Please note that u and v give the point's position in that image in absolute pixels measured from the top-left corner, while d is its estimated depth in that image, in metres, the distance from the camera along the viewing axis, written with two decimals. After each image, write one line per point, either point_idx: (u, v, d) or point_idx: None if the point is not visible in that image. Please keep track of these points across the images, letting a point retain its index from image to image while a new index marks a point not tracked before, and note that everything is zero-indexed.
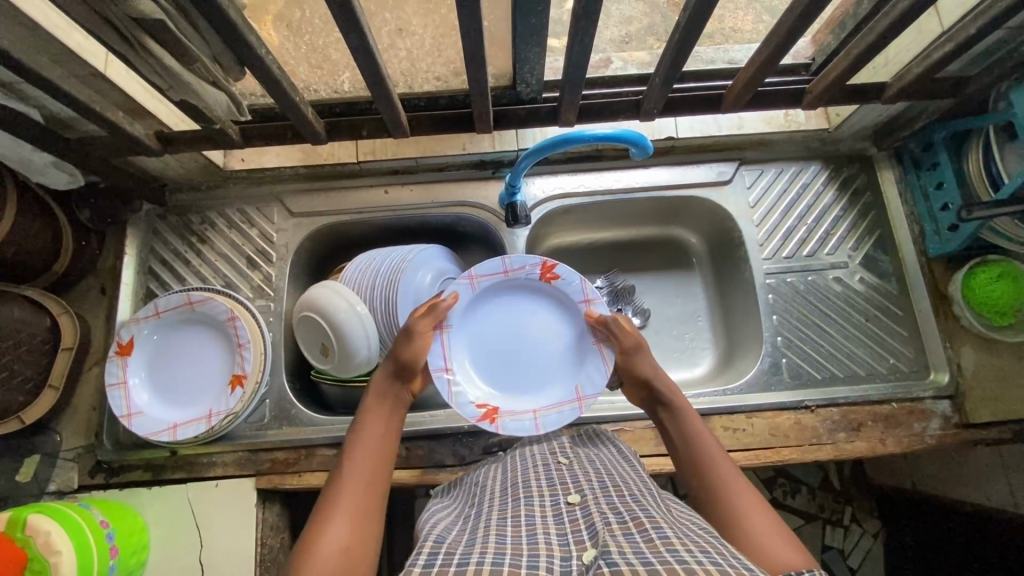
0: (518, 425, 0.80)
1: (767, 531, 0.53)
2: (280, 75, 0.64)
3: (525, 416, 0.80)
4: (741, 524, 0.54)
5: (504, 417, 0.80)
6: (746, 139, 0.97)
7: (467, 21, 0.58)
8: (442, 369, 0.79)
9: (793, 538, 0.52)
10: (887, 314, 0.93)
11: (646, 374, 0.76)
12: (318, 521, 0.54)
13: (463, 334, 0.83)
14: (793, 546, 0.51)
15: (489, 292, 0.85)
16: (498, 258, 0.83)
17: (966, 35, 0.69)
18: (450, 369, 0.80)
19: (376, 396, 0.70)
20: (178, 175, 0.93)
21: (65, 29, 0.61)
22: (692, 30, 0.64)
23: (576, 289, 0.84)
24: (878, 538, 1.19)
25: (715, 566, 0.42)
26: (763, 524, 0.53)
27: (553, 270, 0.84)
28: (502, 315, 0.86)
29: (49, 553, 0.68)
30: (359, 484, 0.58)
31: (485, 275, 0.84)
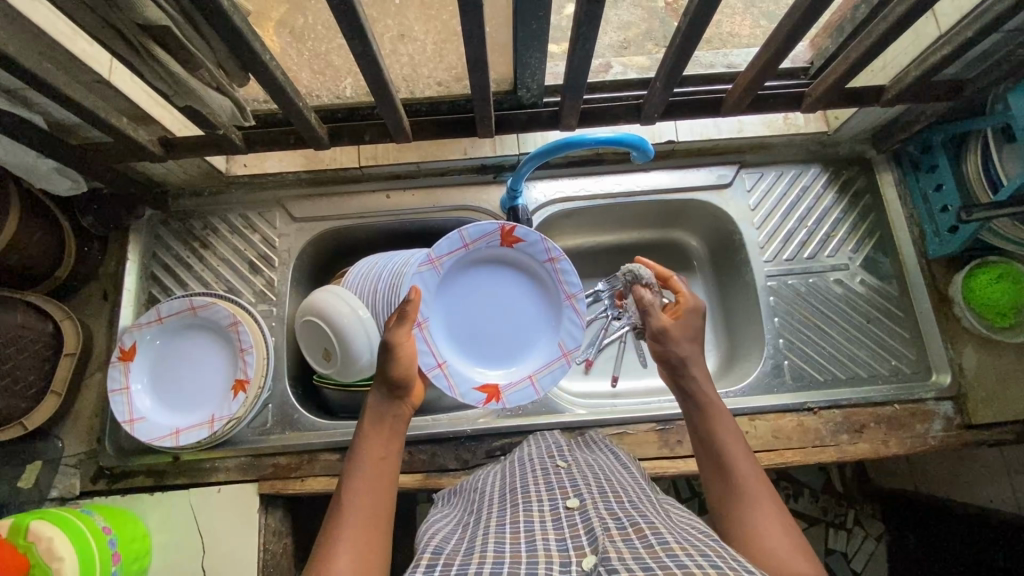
0: (521, 394, 0.88)
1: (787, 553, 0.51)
2: (284, 81, 0.64)
3: (523, 384, 0.89)
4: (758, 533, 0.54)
5: (506, 391, 0.88)
6: (746, 142, 0.97)
7: (469, 26, 0.59)
8: (437, 367, 0.85)
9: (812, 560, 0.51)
10: (887, 316, 0.93)
11: (678, 355, 0.69)
12: (319, 564, 0.51)
13: (443, 325, 0.88)
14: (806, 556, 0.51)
15: (454, 272, 0.89)
16: (456, 233, 0.85)
17: (963, 39, 0.69)
18: (443, 364, 0.86)
19: (372, 417, 0.64)
20: (180, 181, 0.93)
21: (70, 36, 0.62)
22: (692, 34, 0.64)
23: (538, 247, 0.88)
24: (881, 540, 1.17)
25: (716, 570, 0.42)
26: (782, 545, 0.52)
27: (513, 234, 0.87)
28: (470, 292, 0.90)
29: (51, 560, 0.67)
30: (361, 520, 0.55)
31: (447, 254, 0.86)
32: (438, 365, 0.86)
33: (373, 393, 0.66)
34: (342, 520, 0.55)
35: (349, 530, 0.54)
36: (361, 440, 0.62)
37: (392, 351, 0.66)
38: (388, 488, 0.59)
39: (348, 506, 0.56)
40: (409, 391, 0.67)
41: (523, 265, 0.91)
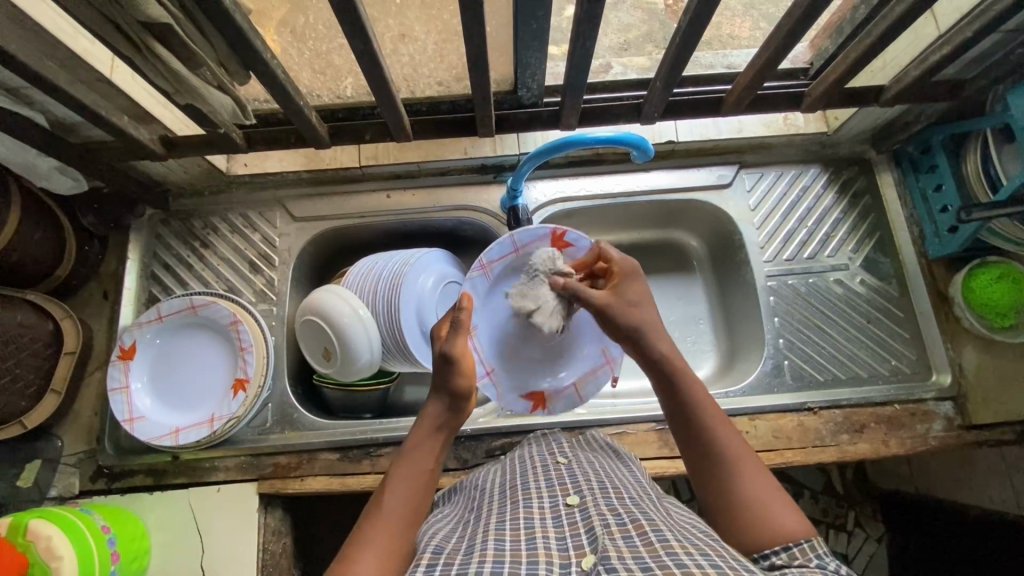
0: (565, 403, 0.88)
1: (765, 495, 0.54)
2: (285, 79, 0.64)
3: (569, 393, 0.88)
4: (743, 496, 0.54)
5: (552, 399, 0.87)
6: (745, 143, 0.97)
7: (469, 25, 0.59)
8: (486, 375, 0.84)
9: (786, 498, 0.54)
10: (888, 316, 0.93)
11: (627, 324, 0.69)
12: (347, 555, 0.51)
13: (489, 332, 0.85)
14: (794, 513, 0.52)
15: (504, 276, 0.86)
16: (507, 238, 0.83)
17: (962, 38, 0.69)
18: (492, 373, 0.85)
19: (427, 423, 0.65)
20: (180, 181, 0.94)
21: (71, 33, 0.62)
22: (692, 34, 0.64)
23: (587, 253, 0.85)
24: (882, 542, 1.18)
25: (715, 569, 0.41)
26: (761, 488, 0.54)
27: (564, 238, 0.84)
28: (519, 296, 0.87)
29: (50, 558, 0.67)
30: (396, 518, 0.55)
31: (497, 258, 0.84)
32: (487, 373, 0.84)
33: (432, 399, 0.66)
34: (377, 516, 0.55)
35: (381, 527, 0.54)
36: (412, 444, 0.63)
37: (453, 362, 0.67)
38: (425, 494, 0.59)
39: (387, 504, 0.56)
40: (468, 399, 0.68)
41: None
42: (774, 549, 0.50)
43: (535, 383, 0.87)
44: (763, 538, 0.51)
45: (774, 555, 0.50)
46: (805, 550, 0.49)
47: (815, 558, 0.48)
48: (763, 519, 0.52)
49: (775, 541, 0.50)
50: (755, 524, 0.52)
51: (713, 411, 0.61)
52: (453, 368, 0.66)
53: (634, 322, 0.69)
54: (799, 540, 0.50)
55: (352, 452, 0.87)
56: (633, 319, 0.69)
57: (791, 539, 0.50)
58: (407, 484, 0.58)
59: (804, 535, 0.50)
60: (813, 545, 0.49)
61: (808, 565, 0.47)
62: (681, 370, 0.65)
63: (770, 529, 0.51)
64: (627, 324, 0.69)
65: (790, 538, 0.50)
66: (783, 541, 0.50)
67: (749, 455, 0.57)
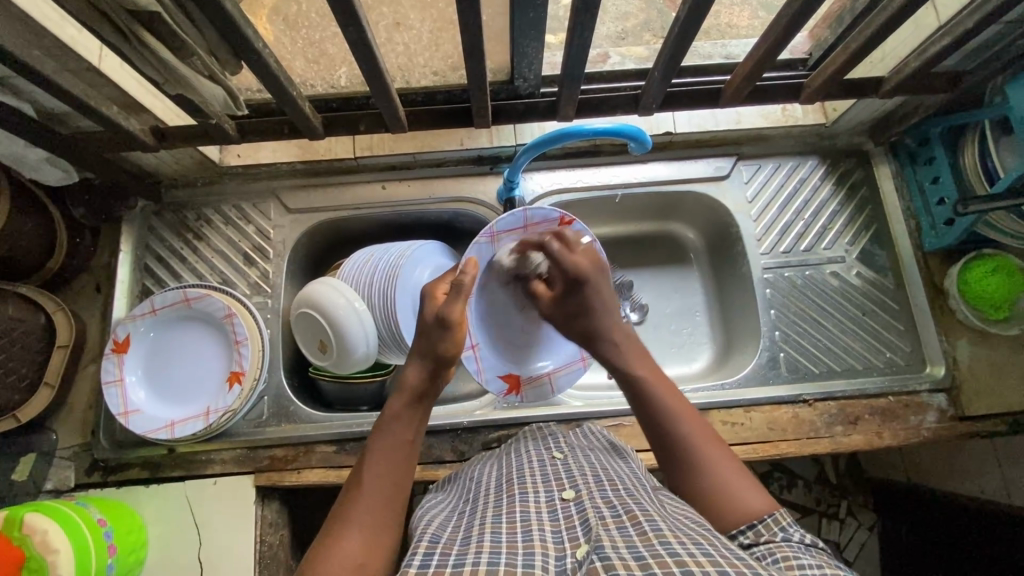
0: (538, 393, 0.90)
1: (730, 473, 0.56)
2: (277, 69, 0.63)
3: (543, 383, 0.90)
4: (712, 481, 0.56)
5: (525, 386, 0.89)
6: (744, 134, 0.96)
7: (465, 14, 0.58)
8: (470, 349, 0.84)
9: (749, 477, 0.56)
10: (883, 308, 0.94)
11: (584, 329, 0.74)
12: (330, 533, 0.51)
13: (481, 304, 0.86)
14: (759, 493, 0.54)
15: (505, 251, 0.85)
16: (519, 211, 0.82)
17: (962, 29, 0.69)
18: (476, 347, 0.85)
19: (405, 391, 0.64)
20: (172, 171, 0.92)
21: (59, 22, 0.60)
22: (691, 25, 0.64)
23: None
24: (874, 531, 1.18)
25: (709, 558, 0.42)
26: (726, 466, 0.57)
27: (570, 227, 0.84)
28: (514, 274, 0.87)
29: (46, 552, 0.67)
30: (379, 499, 0.54)
31: (505, 231, 0.83)
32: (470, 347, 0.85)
33: (411, 364, 0.66)
34: (361, 492, 0.55)
35: (367, 506, 0.53)
36: (390, 417, 0.62)
37: (449, 324, 0.67)
38: (407, 463, 0.59)
39: (368, 480, 0.56)
40: (450, 366, 0.68)
41: None
42: (740, 529, 0.52)
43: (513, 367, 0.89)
44: (728, 517, 0.53)
45: (738, 534, 0.52)
46: (769, 525, 0.50)
47: (781, 530, 0.49)
48: (726, 500, 0.54)
49: (735, 521, 0.52)
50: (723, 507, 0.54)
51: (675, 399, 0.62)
52: (445, 330, 0.67)
53: (589, 327, 0.73)
54: (761, 517, 0.52)
55: (348, 445, 0.88)
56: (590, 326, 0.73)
57: (755, 516, 0.52)
58: (389, 458, 0.58)
59: (766, 513, 0.52)
60: (778, 518, 0.51)
61: (774, 539, 0.49)
62: (639, 364, 0.68)
63: (736, 508, 0.53)
64: (582, 328, 0.74)
65: (753, 516, 0.52)
66: (746, 519, 0.52)
67: (713, 441, 0.59)
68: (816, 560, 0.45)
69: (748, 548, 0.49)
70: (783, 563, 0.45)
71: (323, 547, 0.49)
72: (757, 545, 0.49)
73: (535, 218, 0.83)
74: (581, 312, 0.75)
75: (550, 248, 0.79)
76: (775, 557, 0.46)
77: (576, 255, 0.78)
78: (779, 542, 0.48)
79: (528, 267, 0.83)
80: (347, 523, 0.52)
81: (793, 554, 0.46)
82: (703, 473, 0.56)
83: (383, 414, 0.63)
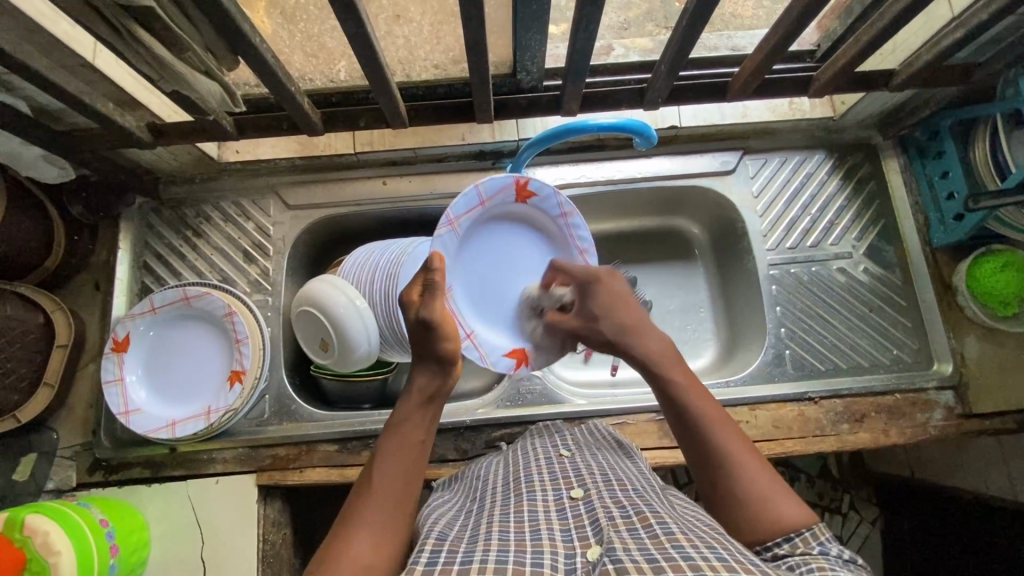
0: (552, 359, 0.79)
1: (768, 484, 0.53)
2: (275, 65, 0.62)
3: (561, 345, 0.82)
4: (749, 492, 0.53)
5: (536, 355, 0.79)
6: (750, 127, 0.95)
7: (467, 7, 0.56)
8: (466, 338, 0.74)
9: (783, 483, 0.54)
10: (890, 304, 0.93)
11: (610, 332, 0.65)
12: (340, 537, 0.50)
13: (463, 288, 0.76)
14: (795, 501, 0.52)
15: (471, 228, 0.76)
16: (472, 189, 0.73)
17: (977, 21, 0.67)
18: (472, 334, 0.75)
19: (416, 395, 0.60)
20: (170, 168, 0.91)
21: (51, 17, 0.59)
22: (698, 17, 0.62)
23: (554, 202, 0.80)
24: (876, 525, 1.18)
25: (722, 563, 0.40)
26: (763, 478, 0.53)
27: (527, 187, 0.77)
28: (489, 247, 0.78)
29: (48, 554, 0.67)
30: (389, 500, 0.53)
31: (463, 214, 0.73)
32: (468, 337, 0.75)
33: (419, 368, 0.62)
34: (369, 494, 0.53)
35: (374, 507, 0.52)
36: (401, 416, 0.59)
37: (435, 327, 0.61)
38: (417, 465, 0.57)
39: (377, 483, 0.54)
40: (456, 363, 0.62)
41: (540, 222, 0.82)
42: (776, 542, 0.50)
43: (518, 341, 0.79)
44: (764, 527, 0.51)
45: (773, 546, 0.50)
46: (806, 538, 0.49)
47: (817, 545, 0.49)
48: (762, 512, 0.52)
49: (772, 531, 0.51)
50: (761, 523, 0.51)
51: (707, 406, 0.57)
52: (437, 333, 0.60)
53: (614, 332, 0.65)
54: (800, 529, 0.50)
55: (351, 443, 0.87)
56: (612, 323, 0.65)
57: (794, 529, 0.50)
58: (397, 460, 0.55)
59: (804, 525, 0.50)
60: (817, 533, 0.50)
61: (811, 553, 0.48)
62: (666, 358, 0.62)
63: (776, 524, 0.51)
64: (609, 336, 0.65)
65: (791, 527, 0.50)
66: (785, 531, 0.50)
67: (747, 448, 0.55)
68: (852, 573, 0.45)
69: (782, 560, 0.49)
70: (817, 572, 0.44)
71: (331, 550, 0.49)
72: (791, 558, 0.48)
73: (489, 190, 0.75)
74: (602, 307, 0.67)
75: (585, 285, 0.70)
76: (811, 567, 0.45)
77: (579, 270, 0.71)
78: (816, 555, 0.47)
79: (546, 300, 0.77)
80: (353, 524, 0.51)
81: (828, 566, 0.45)
82: (736, 485, 0.53)
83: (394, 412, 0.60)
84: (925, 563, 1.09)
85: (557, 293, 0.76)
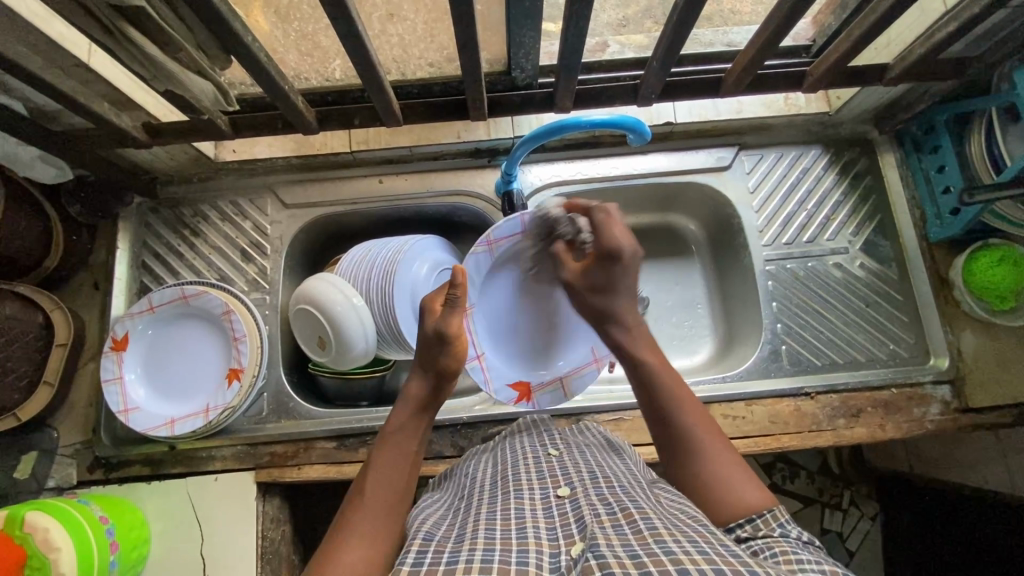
0: (550, 398, 0.87)
1: (732, 469, 0.56)
2: (268, 64, 0.62)
3: (555, 387, 0.87)
4: (714, 475, 0.56)
5: (537, 393, 0.86)
6: (746, 123, 0.95)
7: (457, 4, 0.56)
8: (476, 359, 0.84)
9: (749, 471, 0.56)
10: (887, 299, 0.92)
11: (601, 307, 0.73)
12: (331, 545, 0.51)
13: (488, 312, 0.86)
14: (758, 488, 0.54)
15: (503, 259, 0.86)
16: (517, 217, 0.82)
17: (970, 14, 0.67)
18: (482, 357, 0.84)
19: (410, 402, 0.65)
20: (168, 168, 0.91)
21: (46, 18, 0.59)
22: (689, 13, 0.62)
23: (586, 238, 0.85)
24: (876, 521, 1.18)
25: (704, 556, 0.41)
26: (727, 461, 0.57)
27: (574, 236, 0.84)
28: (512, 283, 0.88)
29: (48, 551, 0.68)
30: (378, 507, 0.54)
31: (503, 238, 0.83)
32: (476, 356, 0.84)
33: (414, 376, 0.67)
34: (361, 503, 0.55)
35: (364, 513, 0.54)
36: (393, 426, 0.63)
37: (448, 340, 0.67)
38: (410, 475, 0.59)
39: (368, 491, 0.56)
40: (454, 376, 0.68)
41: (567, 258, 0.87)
42: (738, 523, 0.52)
43: (522, 376, 0.87)
44: (726, 512, 0.53)
45: (738, 527, 0.51)
46: (767, 521, 0.50)
47: (778, 526, 0.49)
48: (723, 496, 0.54)
49: (733, 513, 0.53)
50: (720, 499, 0.54)
51: (681, 395, 0.62)
52: (446, 346, 0.66)
53: (607, 306, 0.72)
54: (760, 512, 0.51)
55: (348, 440, 0.87)
56: (604, 304, 0.72)
57: (751, 511, 0.52)
58: (384, 474, 0.58)
59: (764, 507, 0.52)
60: (776, 514, 0.51)
61: (772, 535, 0.49)
62: (648, 348, 0.68)
63: (734, 502, 0.53)
64: (599, 306, 0.73)
65: (751, 510, 0.52)
66: (745, 513, 0.52)
67: (715, 434, 0.59)
68: (813, 555, 0.45)
69: (744, 541, 0.50)
70: (781, 557, 0.45)
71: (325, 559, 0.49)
72: (755, 539, 0.49)
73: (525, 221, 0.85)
74: (603, 287, 0.73)
75: (595, 219, 0.73)
76: (774, 551, 0.46)
77: (616, 229, 0.72)
78: (776, 537, 0.48)
79: (568, 227, 0.79)
80: (341, 534, 0.51)
81: (791, 549, 0.46)
82: (700, 463, 0.57)
83: (387, 422, 0.64)
84: (925, 560, 1.08)
85: (581, 227, 0.78)
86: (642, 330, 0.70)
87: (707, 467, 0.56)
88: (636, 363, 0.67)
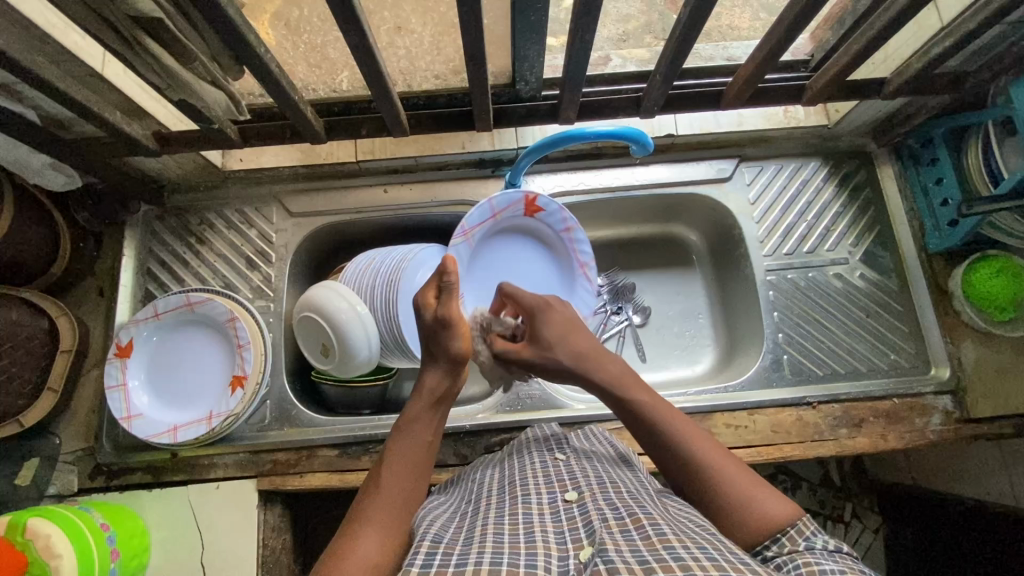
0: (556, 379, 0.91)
1: (749, 488, 0.55)
2: (279, 74, 0.63)
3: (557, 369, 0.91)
4: (732, 497, 0.55)
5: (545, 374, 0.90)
6: (746, 136, 0.96)
7: (466, 18, 0.58)
8: None
9: (768, 486, 0.55)
10: (886, 309, 0.93)
11: (568, 355, 0.70)
12: (345, 535, 0.51)
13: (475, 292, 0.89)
14: (780, 500, 0.54)
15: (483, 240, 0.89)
16: (485, 204, 0.85)
17: (964, 31, 0.69)
18: None
19: (425, 396, 0.64)
20: (175, 175, 0.92)
21: (61, 29, 0.60)
22: (691, 29, 0.64)
23: (558, 217, 0.89)
24: (879, 534, 1.18)
25: (714, 563, 0.41)
26: (740, 480, 0.56)
27: (536, 203, 0.87)
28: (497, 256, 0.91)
29: (50, 558, 0.67)
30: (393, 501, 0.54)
31: (477, 224, 0.85)
32: None
33: (427, 370, 0.66)
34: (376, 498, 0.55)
35: (379, 506, 0.54)
36: (408, 419, 0.62)
37: (449, 325, 0.65)
38: (424, 468, 0.59)
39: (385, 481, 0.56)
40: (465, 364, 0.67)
41: (543, 234, 0.92)
42: (764, 543, 0.51)
43: None
44: (751, 533, 0.52)
45: (765, 547, 0.51)
46: (792, 537, 0.50)
47: (804, 541, 0.50)
48: (750, 516, 0.53)
49: (762, 533, 0.52)
50: (741, 521, 0.53)
51: (677, 424, 0.61)
52: (450, 331, 0.65)
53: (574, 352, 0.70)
54: (785, 527, 0.51)
55: (351, 448, 0.87)
56: (571, 352, 0.70)
57: (777, 528, 0.51)
58: (396, 467, 0.57)
59: (790, 521, 0.52)
60: (801, 529, 0.51)
61: (797, 549, 0.49)
62: (634, 384, 0.66)
63: (757, 524, 0.52)
64: (568, 354, 0.70)
65: (776, 526, 0.52)
66: (770, 531, 0.52)
67: (724, 456, 0.58)
68: (838, 564, 0.46)
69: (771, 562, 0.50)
70: (804, 568, 0.45)
71: (340, 551, 0.49)
72: (780, 557, 0.49)
73: (500, 204, 0.86)
74: (561, 336, 0.72)
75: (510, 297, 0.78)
76: (796, 564, 0.46)
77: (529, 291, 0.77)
78: (804, 552, 0.48)
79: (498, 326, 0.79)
80: (355, 526, 0.52)
81: (814, 560, 0.46)
82: (716, 490, 0.56)
83: (401, 416, 0.63)
84: None
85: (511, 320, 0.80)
86: (619, 367, 0.68)
87: (721, 491, 0.55)
88: (623, 401, 0.64)
